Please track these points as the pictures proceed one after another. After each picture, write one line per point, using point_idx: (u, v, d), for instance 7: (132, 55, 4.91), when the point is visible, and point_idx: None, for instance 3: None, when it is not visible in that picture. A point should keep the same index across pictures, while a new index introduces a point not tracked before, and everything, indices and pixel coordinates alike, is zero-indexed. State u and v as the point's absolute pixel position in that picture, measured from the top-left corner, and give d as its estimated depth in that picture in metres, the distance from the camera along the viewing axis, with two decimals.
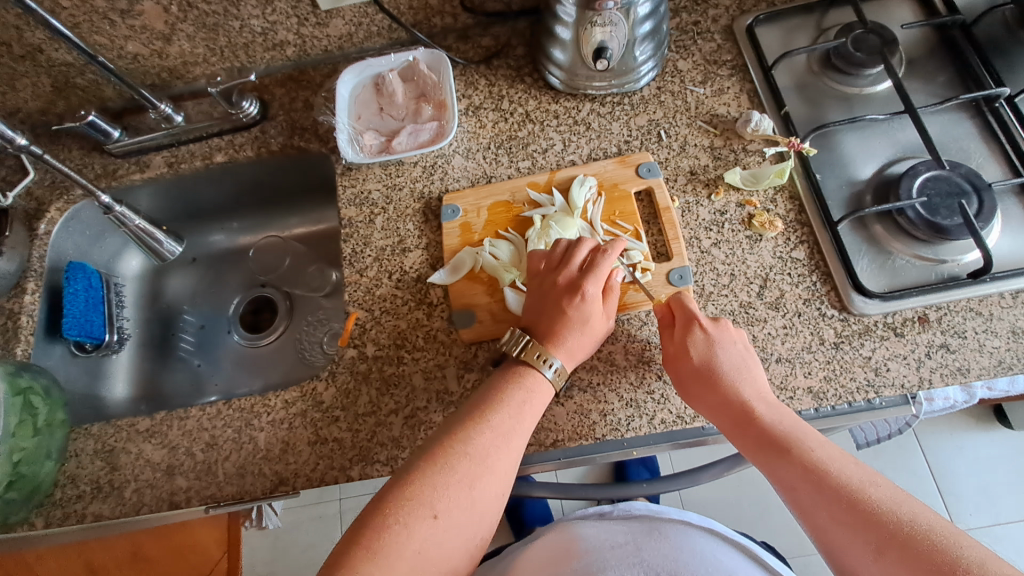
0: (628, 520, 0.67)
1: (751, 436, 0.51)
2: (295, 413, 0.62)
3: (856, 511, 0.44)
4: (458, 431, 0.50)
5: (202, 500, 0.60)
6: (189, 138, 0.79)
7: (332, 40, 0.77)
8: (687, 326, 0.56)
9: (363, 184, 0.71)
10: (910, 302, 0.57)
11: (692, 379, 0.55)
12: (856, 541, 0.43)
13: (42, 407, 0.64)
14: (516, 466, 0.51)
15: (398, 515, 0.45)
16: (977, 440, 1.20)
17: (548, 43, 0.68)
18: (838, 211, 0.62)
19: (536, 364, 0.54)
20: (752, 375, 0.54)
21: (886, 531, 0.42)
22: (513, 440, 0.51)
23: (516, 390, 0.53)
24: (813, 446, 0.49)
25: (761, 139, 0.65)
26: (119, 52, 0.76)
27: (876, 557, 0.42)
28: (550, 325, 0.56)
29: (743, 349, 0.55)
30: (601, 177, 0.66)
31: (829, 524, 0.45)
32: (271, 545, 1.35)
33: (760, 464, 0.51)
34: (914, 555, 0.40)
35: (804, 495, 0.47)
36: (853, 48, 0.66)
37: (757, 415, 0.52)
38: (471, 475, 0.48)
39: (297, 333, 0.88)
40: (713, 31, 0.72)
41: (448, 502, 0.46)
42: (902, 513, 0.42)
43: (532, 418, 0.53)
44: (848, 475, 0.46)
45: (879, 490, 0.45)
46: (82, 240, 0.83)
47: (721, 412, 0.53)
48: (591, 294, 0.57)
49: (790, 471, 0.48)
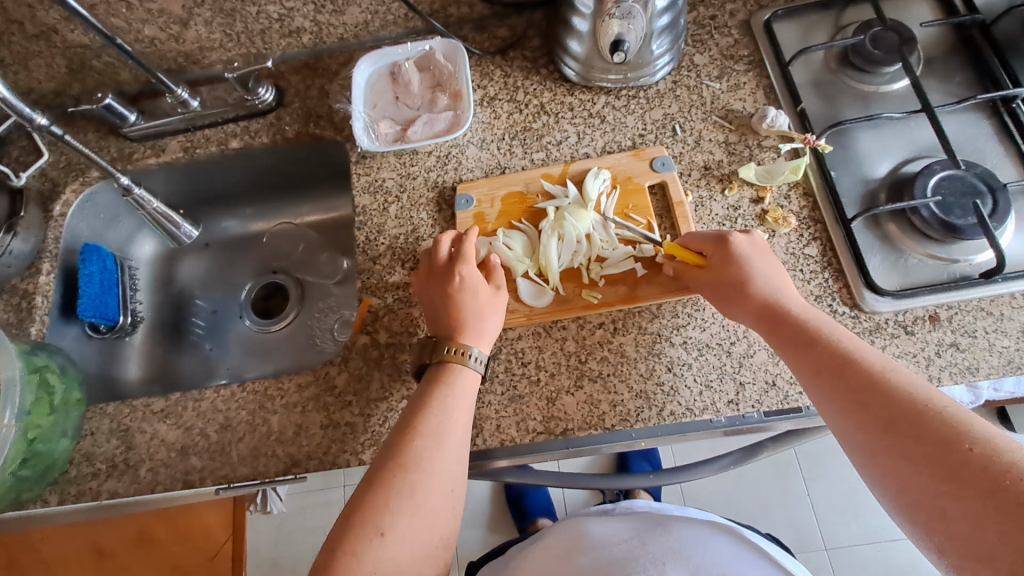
0: (631, 517, 0.68)
1: (779, 330, 0.52)
2: (309, 397, 0.63)
3: (872, 392, 0.44)
4: (390, 446, 0.51)
5: (215, 481, 0.61)
6: (205, 124, 0.79)
7: (349, 27, 0.77)
8: (722, 239, 0.57)
9: (378, 173, 0.72)
10: (922, 300, 0.57)
11: (723, 288, 0.55)
12: (866, 418, 0.43)
13: (58, 385, 0.65)
14: (457, 460, 0.51)
15: (345, 545, 0.46)
16: None
17: (565, 35, 0.68)
18: (852, 209, 0.62)
19: (456, 358, 0.55)
20: (786, 283, 0.55)
21: (900, 408, 0.42)
22: (445, 437, 0.51)
23: (434, 387, 0.54)
24: (844, 339, 0.49)
25: (776, 135, 0.65)
26: (136, 35, 0.77)
27: (884, 431, 0.42)
28: (450, 320, 0.58)
29: (772, 261, 0.56)
30: (615, 170, 0.67)
31: (841, 401, 0.45)
32: (276, 529, 1.37)
33: (788, 355, 0.51)
34: (920, 427, 0.40)
35: (825, 379, 0.47)
36: (872, 45, 0.66)
37: (789, 309, 0.52)
38: (409, 483, 0.48)
39: (308, 320, 0.88)
40: (731, 26, 0.72)
41: (393, 517, 0.47)
42: (920, 393, 0.42)
43: (465, 409, 0.54)
44: (875, 362, 0.46)
45: (900, 375, 0.44)
46: (97, 223, 0.84)
47: (755, 313, 0.54)
48: (469, 277, 0.59)
49: (818, 357, 0.48)
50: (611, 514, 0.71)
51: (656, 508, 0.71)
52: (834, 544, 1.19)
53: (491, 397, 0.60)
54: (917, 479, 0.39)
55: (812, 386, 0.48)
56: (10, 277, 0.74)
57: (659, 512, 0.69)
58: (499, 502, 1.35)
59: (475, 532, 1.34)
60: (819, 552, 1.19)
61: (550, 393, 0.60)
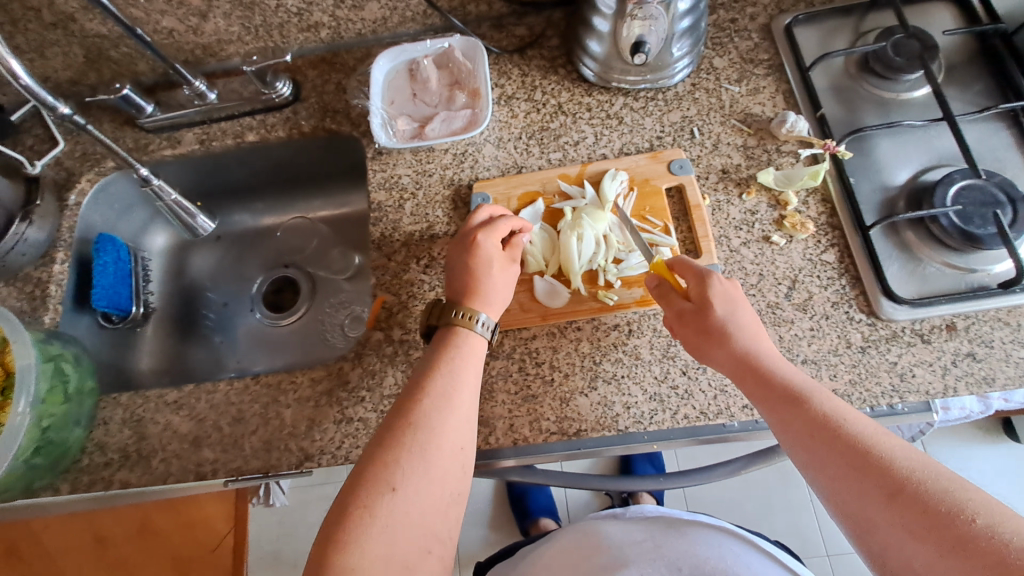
0: (643, 521, 0.69)
1: (759, 385, 0.49)
2: (322, 392, 0.63)
3: (864, 460, 0.41)
4: (401, 407, 0.50)
5: (226, 473, 0.62)
6: (221, 117, 0.79)
7: (367, 23, 0.77)
8: (705, 279, 0.54)
9: (393, 169, 0.72)
10: (939, 309, 0.57)
11: (701, 334, 0.53)
12: (865, 487, 0.40)
13: (72, 374, 0.65)
14: (466, 419, 0.51)
15: (357, 501, 0.45)
16: (983, 452, 1.20)
17: (584, 35, 0.68)
18: (870, 216, 0.62)
19: (467, 323, 0.56)
20: (763, 337, 0.53)
21: (899, 477, 0.39)
22: (454, 397, 0.51)
23: (448, 350, 0.54)
24: (827, 397, 0.46)
25: (795, 140, 0.65)
26: (154, 26, 0.77)
27: (887, 501, 0.39)
28: (461, 287, 0.58)
29: (750, 309, 0.54)
30: (633, 172, 0.66)
31: (835, 469, 0.42)
32: (278, 522, 1.38)
33: (770, 417, 0.48)
34: (919, 499, 0.38)
35: (815, 444, 0.44)
36: (893, 52, 0.66)
37: (766, 364, 0.50)
38: (419, 440, 0.48)
39: (318, 315, 0.88)
40: (751, 29, 0.72)
41: (405, 474, 0.46)
42: (911, 459, 0.40)
43: (475, 371, 0.54)
44: (863, 424, 0.44)
45: (890, 441, 0.42)
46: (111, 213, 0.84)
47: (733, 364, 0.51)
48: (488, 246, 0.59)
49: (803, 419, 0.45)
50: (621, 517, 0.71)
51: (667, 512, 0.70)
52: (835, 550, 1.19)
53: (505, 396, 0.60)
54: (922, 556, 0.36)
55: (801, 454, 0.45)
56: (24, 266, 0.74)
57: (671, 516, 0.69)
58: (501, 501, 1.35)
59: (477, 529, 1.34)
60: (821, 558, 1.20)
61: (564, 394, 0.60)
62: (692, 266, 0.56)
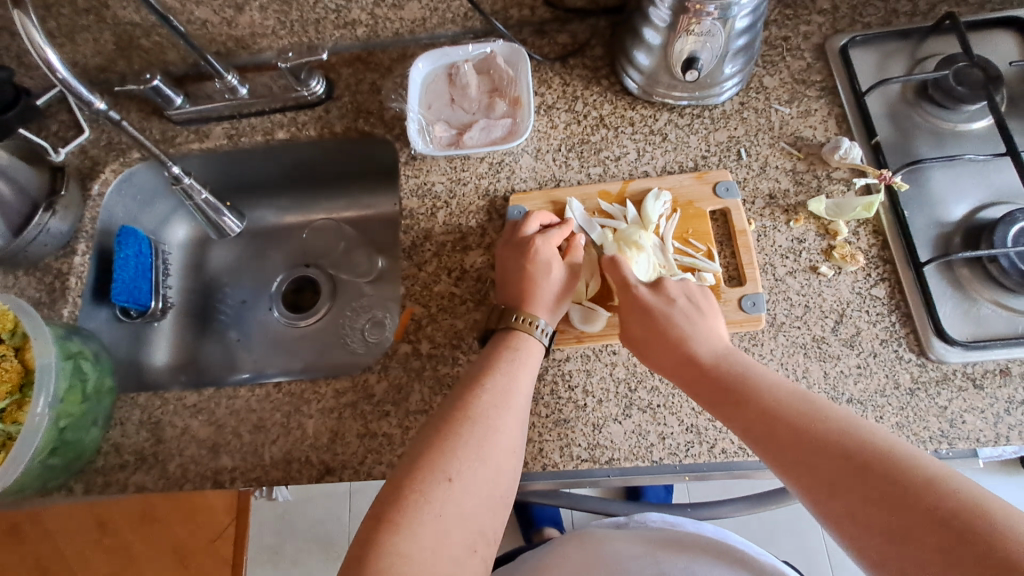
0: (647, 538, 0.66)
1: (702, 382, 0.49)
2: (346, 403, 0.61)
3: (809, 449, 0.40)
4: (458, 401, 0.51)
5: (245, 482, 0.60)
6: (251, 112, 0.77)
7: (405, 23, 0.75)
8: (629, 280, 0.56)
9: (427, 176, 0.69)
10: (993, 353, 0.55)
11: (645, 338, 0.54)
12: (809, 477, 0.40)
13: (91, 373, 0.63)
14: (521, 422, 0.52)
15: (413, 485, 0.45)
16: (1001, 485, 1.18)
17: (632, 45, 0.66)
18: (925, 251, 0.59)
19: (524, 327, 0.56)
20: (705, 327, 0.52)
21: (840, 464, 0.39)
22: (512, 398, 0.52)
23: (506, 352, 0.55)
24: (767, 385, 0.46)
25: (848, 167, 0.63)
26: (189, 17, 0.75)
27: (831, 491, 0.38)
28: (519, 290, 0.58)
29: (694, 301, 0.55)
30: (676, 192, 0.64)
31: (781, 465, 0.42)
32: (279, 517, 1.36)
33: (720, 415, 0.48)
34: (862, 482, 0.37)
35: (759, 440, 0.43)
36: (955, 81, 0.63)
37: (707, 359, 0.50)
38: (477, 435, 0.48)
39: (338, 318, 0.87)
40: (804, 48, 0.69)
41: (461, 465, 0.46)
42: (852, 438, 0.40)
43: (530, 375, 0.54)
44: (801, 409, 0.43)
45: (831, 424, 0.41)
46: (133, 204, 0.82)
47: (677, 364, 0.51)
48: (545, 250, 0.60)
49: (744, 416, 0.45)
50: (624, 529, 0.70)
51: (671, 524, 0.70)
52: None
53: (534, 419, 0.58)
54: (873, 544, 0.36)
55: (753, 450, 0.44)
56: (45, 256, 0.72)
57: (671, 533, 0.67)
58: None
59: None
60: None
61: (596, 420, 0.58)
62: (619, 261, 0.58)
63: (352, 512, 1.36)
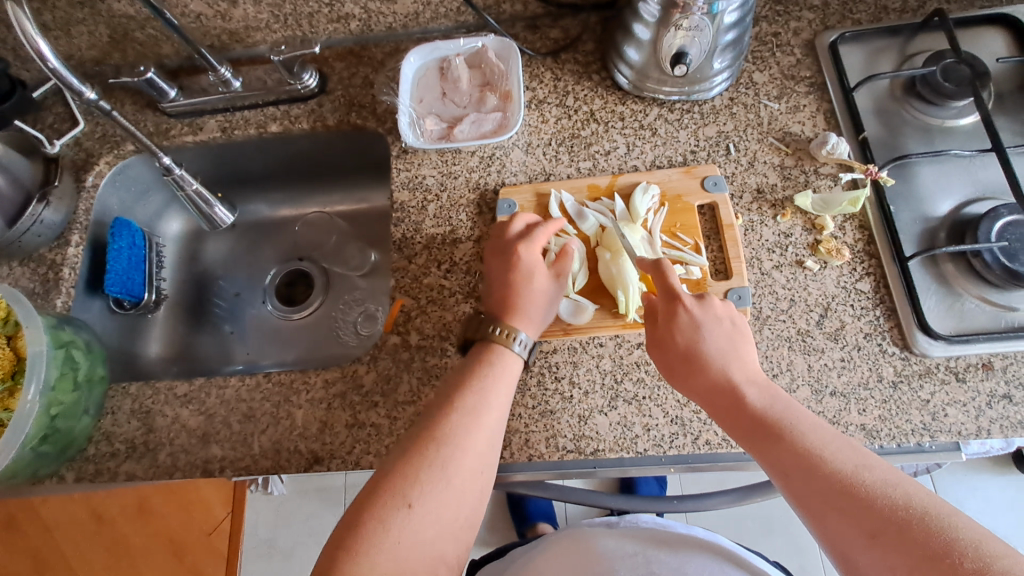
0: (637, 537, 0.66)
1: (737, 415, 0.48)
2: (335, 394, 0.62)
3: (850, 498, 0.40)
4: (427, 421, 0.51)
5: (234, 471, 0.60)
6: (244, 105, 0.78)
7: (398, 17, 0.76)
8: (675, 298, 0.54)
9: (418, 169, 0.70)
10: (976, 347, 0.55)
11: (676, 363, 0.53)
12: (847, 526, 0.39)
13: (82, 362, 0.64)
14: (491, 441, 0.51)
15: (373, 510, 0.45)
16: (992, 483, 1.18)
17: (623, 41, 0.66)
18: (910, 246, 0.60)
19: (502, 340, 0.56)
20: (743, 359, 0.52)
21: (883, 517, 0.38)
22: (482, 418, 0.51)
23: (480, 368, 0.54)
24: (807, 428, 0.45)
25: (835, 163, 0.63)
26: (183, 10, 0.75)
27: (869, 543, 0.38)
28: (501, 298, 0.58)
29: (732, 331, 0.53)
30: (665, 186, 0.65)
31: (817, 509, 0.41)
32: (274, 510, 1.37)
33: (753, 451, 0.47)
34: (905, 539, 0.37)
35: (796, 482, 0.43)
36: (943, 78, 0.63)
37: (745, 393, 0.49)
38: (442, 458, 0.48)
39: (331, 311, 0.87)
40: (794, 44, 0.70)
41: (422, 489, 0.46)
42: (895, 493, 0.39)
43: (505, 393, 0.54)
44: (844, 457, 0.43)
45: (873, 476, 0.41)
46: (127, 196, 0.83)
47: (712, 395, 0.50)
48: (528, 259, 0.59)
49: (782, 455, 0.44)
50: (615, 527, 0.70)
51: (663, 525, 0.69)
52: None
53: (521, 410, 0.59)
54: None
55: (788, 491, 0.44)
56: (38, 247, 0.73)
57: (663, 529, 0.67)
58: (500, 504, 1.34)
59: None
60: None
61: (583, 411, 0.58)
62: (664, 276, 0.55)
63: (347, 506, 1.36)
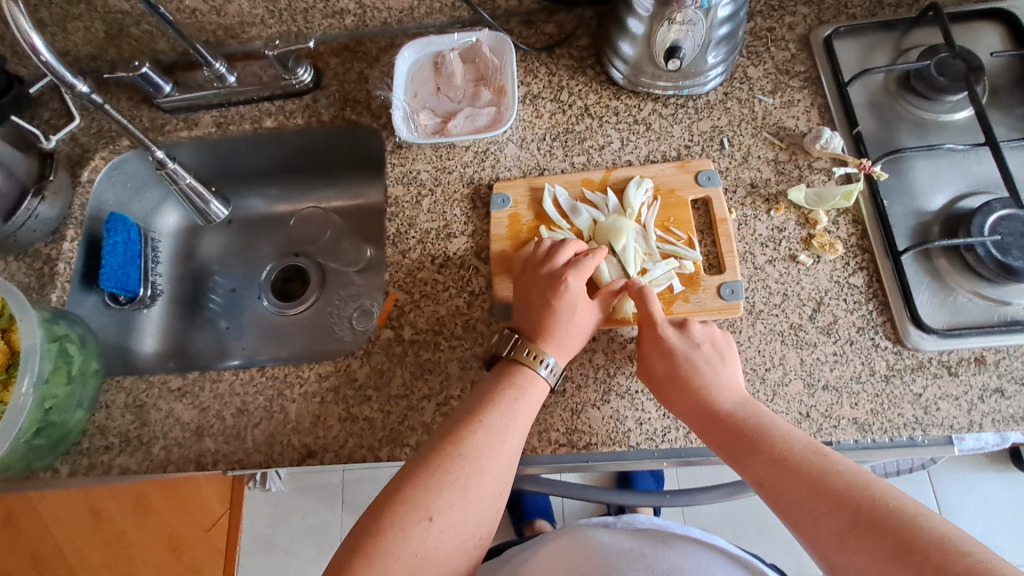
0: (634, 535, 0.66)
1: (714, 427, 0.50)
2: (328, 387, 0.62)
3: (819, 502, 0.41)
4: (451, 433, 0.51)
5: (227, 464, 0.61)
6: (240, 100, 0.78)
7: (393, 12, 0.76)
8: (654, 326, 0.54)
9: (412, 164, 0.70)
10: (969, 342, 0.55)
11: (659, 380, 0.54)
12: (820, 530, 0.41)
13: (77, 356, 0.64)
14: (512, 463, 0.51)
15: (392, 520, 0.45)
16: (989, 482, 1.18)
17: (617, 35, 0.66)
18: (903, 240, 0.60)
19: (529, 361, 0.55)
20: (719, 370, 0.53)
21: (852, 519, 0.39)
22: (506, 439, 0.51)
23: (508, 388, 0.54)
24: (779, 437, 0.47)
25: (829, 157, 0.63)
26: (178, 5, 0.75)
27: (839, 545, 0.39)
28: (537, 321, 0.57)
29: (711, 343, 0.54)
30: (659, 181, 0.65)
31: (791, 516, 0.43)
32: (272, 507, 1.37)
33: (733, 462, 0.48)
34: (872, 538, 0.38)
35: (771, 492, 0.44)
36: (936, 72, 0.63)
37: (721, 406, 0.50)
38: (465, 475, 0.48)
39: (327, 307, 0.87)
40: (789, 39, 0.69)
41: (443, 504, 0.46)
42: (864, 493, 0.40)
43: (528, 416, 0.53)
44: (813, 462, 0.44)
45: (842, 478, 0.42)
46: (123, 191, 0.83)
47: (691, 409, 0.51)
48: (574, 286, 0.57)
49: (757, 468, 0.46)
50: (613, 527, 0.69)
51: (659, 525, 0.69)
52: None
53: None
54: None
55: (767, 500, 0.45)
56: (34, 241, 0.73)
57: (662, 529, 0.67)
58: None
59: None
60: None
61: (575, 405, 0.58)
62: (647, 304, 0.55)
63: (345, 503, 1.36)
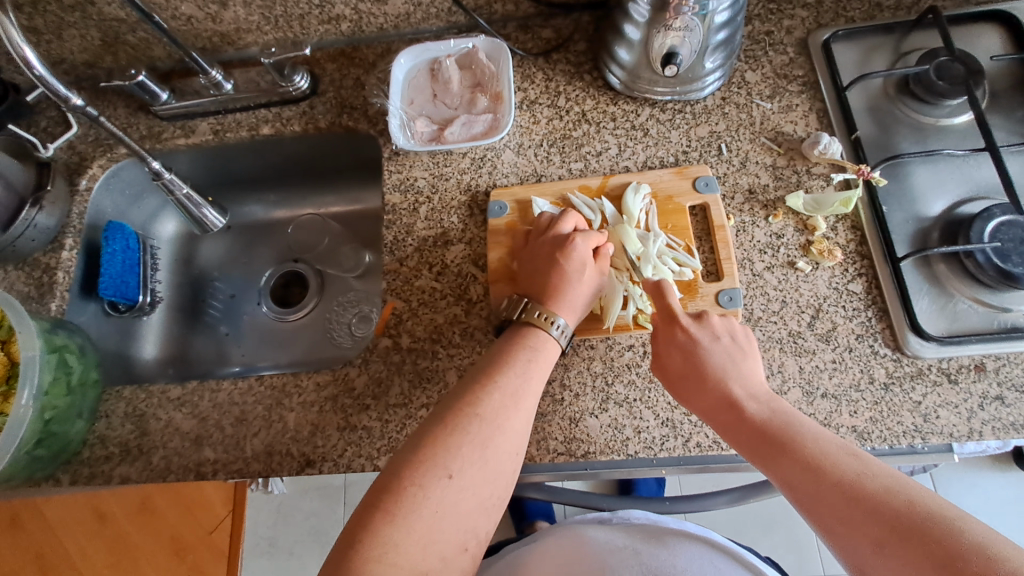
0: (630, 531, 0.66)
1: (737, 427, 0.49)
2: (326, 397, 0.62)
3: (853, 505, 0.40)
4: (466, 394, 0.50)
5: (227, 474, 0.61)
6: (236, 107, 0.78)
7: (389, 18, 0.75)
8: (675, 321, 0.55)
9: (410, 171, 0.70)
10: (968, 349, 0.55)
11: (680, 379, 0.53)
12: (854, 535, 0.39)
13: (76, 366, 0.64)
14: (528, 425, 0.50)
15: (413, 478, 0.44)
16: (991, 482, 1.18)
17: (614, 41, 0.66)
18: (902, 247, 0.59)
19: (541, 323, 0.55)
20: (742, 370, 0.51)
21: (886, 523, 0.38)
22: (522, 400, 0.50)
23: (521, 349, 0.54)
24: (807, 436, 0.45)
25: (827, 162, 0.63)
26: (173, 13, 0.75)
27: (876, 551, 0.38)
28: (544, 282, 0.58)
29: (732, 345, 0.53)
30: (656, 187, 0.64)
31: (823, 520, 0.41)
32: (274, 509, 1.37)
33: (757, 462, 0.47)
34: (910, 544, 0.37)
35: (800, 495, 0.43)
36: (936, 76, 0.63)
37: (743, 404, 0.49)
38: (483, 434, 0.47)
39: (327, 312, 0.87)
40: (787, 43, 0.69)
41: (463, 462, 0.45)
42: (897, 497, 0.39)
43: (540, 377, 0.53)
44: (842, 462, 0.43)
45: (875, 480, 0.41)
46: (121, 199, 0.83)
47: (713, 409, 0.50)
48: (580, 249, 0.59)
49: (786, 469, 0.44)
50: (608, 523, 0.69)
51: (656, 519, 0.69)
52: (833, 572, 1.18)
53: None
54: None
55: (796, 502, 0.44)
56: (32, 251, 0.73)
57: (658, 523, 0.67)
58: None
59: None
60: None
61: (574, 414, 0.58)
62: (664, 297, 0.56)
63: (347, 505, 1.36)
